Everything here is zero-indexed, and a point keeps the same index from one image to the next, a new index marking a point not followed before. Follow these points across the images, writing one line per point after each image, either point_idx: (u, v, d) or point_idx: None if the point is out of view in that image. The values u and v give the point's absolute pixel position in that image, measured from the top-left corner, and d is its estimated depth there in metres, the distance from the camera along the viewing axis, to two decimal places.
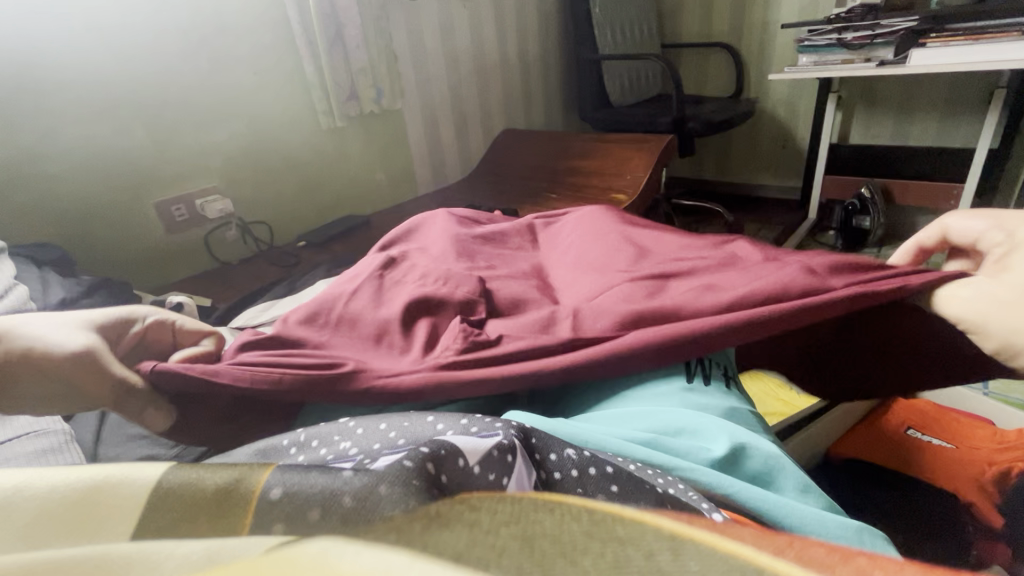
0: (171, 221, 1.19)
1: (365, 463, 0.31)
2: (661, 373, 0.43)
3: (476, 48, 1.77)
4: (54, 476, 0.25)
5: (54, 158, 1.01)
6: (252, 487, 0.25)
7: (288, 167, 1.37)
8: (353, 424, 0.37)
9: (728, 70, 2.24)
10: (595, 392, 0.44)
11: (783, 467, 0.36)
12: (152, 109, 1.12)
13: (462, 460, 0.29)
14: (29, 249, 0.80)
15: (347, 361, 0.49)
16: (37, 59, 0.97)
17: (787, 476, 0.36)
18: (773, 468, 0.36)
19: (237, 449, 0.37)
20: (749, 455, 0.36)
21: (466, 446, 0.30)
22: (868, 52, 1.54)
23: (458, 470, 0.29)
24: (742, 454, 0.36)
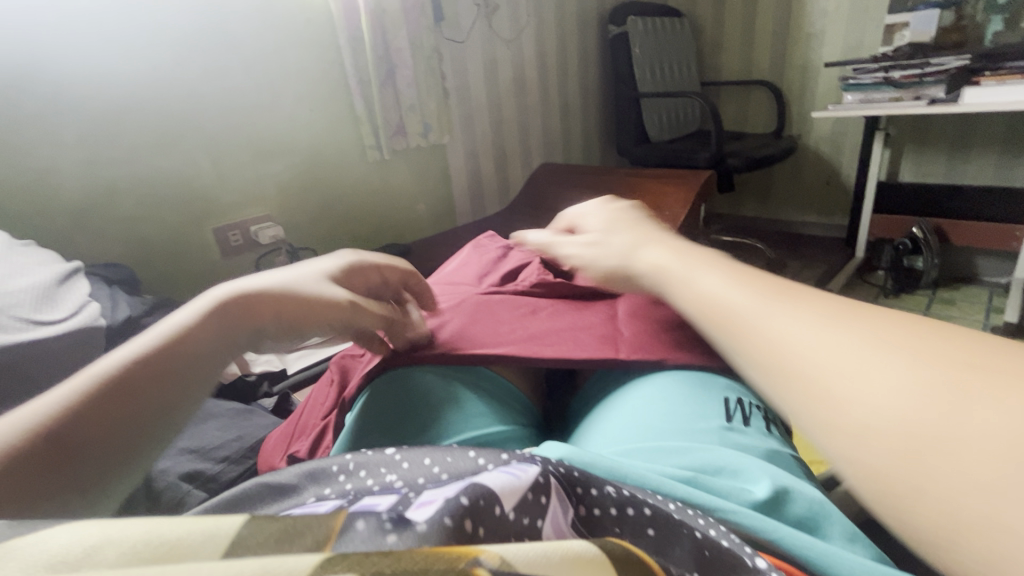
0: (227, 245, 1.25)
1: (410, 497, 0.32)
2: (702, 410, 0.41)
3: (518, 88, 1.84)
4: (140, 526, 0.23)
5: (126, 184, 1.09)
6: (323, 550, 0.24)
7: (336, 198, 1.44)
8: (397, 456, 0.37)
9: (769, 108, 2.23)
10: (630, 422, 0.42)
11: (831, 515, 0.34)
12: (216, 141, 1.21)
13: (498, 508, 0.29)
14: (100, 268, 0.86)
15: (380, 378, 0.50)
16: (122, 95, 1.07)
17: (835, 525, 0.34)
18: (820, 515, 0.34)
19: (286, 469, 0.39)
20: (793, 500, 0.34)
21: (500, 487, 0.29)
22: (918, 89, 1.51)
23: (495, 519, 0.28)
24: (787, 499, 0.34)
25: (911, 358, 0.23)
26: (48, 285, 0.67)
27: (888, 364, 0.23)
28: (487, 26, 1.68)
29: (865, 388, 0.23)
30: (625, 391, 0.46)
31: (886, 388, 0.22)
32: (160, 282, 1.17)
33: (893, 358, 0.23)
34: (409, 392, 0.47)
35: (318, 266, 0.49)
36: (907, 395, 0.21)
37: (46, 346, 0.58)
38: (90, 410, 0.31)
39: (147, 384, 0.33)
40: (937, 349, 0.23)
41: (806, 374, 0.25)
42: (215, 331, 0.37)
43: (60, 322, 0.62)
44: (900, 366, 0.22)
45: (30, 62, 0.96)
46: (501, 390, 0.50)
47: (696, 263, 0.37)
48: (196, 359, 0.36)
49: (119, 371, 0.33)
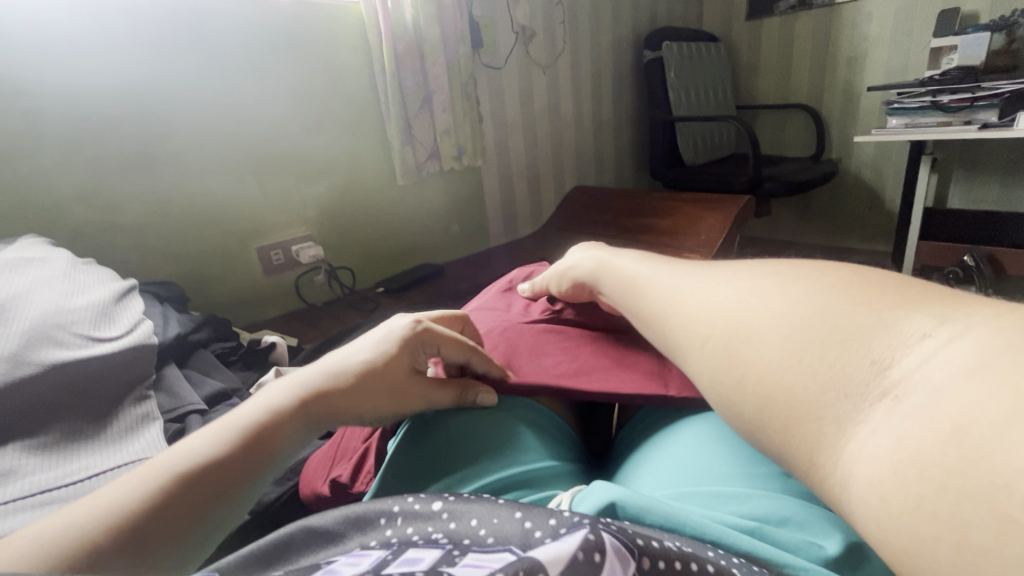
0: (269, 264, 1.29)
1: (453, 555, 0.32)
2: (760, 455, 0.39)
3: (552, 112, 1.86)
4: None
5: (177, 205, 1.14)
6: None
7: (374, 219, 1.47)
8: (440, 508, 0.36)
9: (807, 132, 2.19)
10: (684, 462, 0.40)
11: None
12: (263, 163, 1.25)
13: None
14: (153, 285, 0.90)
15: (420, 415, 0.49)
16: (174, 119, 1.11)
17: None
18: None
19: (329, 511, 0.38)
20: (870, 557, 0.32)
21: (547, 556, 0.28)
22: (969, 114, 1.46)
23: None
24: (863, 555, 0.32)
25: (804, 330, 0.26)
26: (106, 304, 0.70)
27: (789, 343, 0.26)
28: (523, 52, 1.71)
29: (759, 351, 0.27)
30: (675, 432, 0.44)
31: (769, 359, 0.26)
32: (206, 299, 1.21)
33: (793, 331, 0.26)
34: (450, 428, 0.46)
35: (387, 341, 0.49)
36: (795, 367, 0.25)
37: (103, 363, 0.60)
38: (183, 486, 0.35)
39: (230, 470, 0.37)
40: (828, 318, 0.26)
41: (736, 386, 0.28)
42: (294, 428, 0.41)
43: (117, 339, 0.64)
44: (788, 342, 0.26)
45: (98, 92, 1.02)
46: (547, 430, 0.48)
47: (665, 280, 0.41)
48: (275, 446, 0.40)
49: (196, 470, 0.36)
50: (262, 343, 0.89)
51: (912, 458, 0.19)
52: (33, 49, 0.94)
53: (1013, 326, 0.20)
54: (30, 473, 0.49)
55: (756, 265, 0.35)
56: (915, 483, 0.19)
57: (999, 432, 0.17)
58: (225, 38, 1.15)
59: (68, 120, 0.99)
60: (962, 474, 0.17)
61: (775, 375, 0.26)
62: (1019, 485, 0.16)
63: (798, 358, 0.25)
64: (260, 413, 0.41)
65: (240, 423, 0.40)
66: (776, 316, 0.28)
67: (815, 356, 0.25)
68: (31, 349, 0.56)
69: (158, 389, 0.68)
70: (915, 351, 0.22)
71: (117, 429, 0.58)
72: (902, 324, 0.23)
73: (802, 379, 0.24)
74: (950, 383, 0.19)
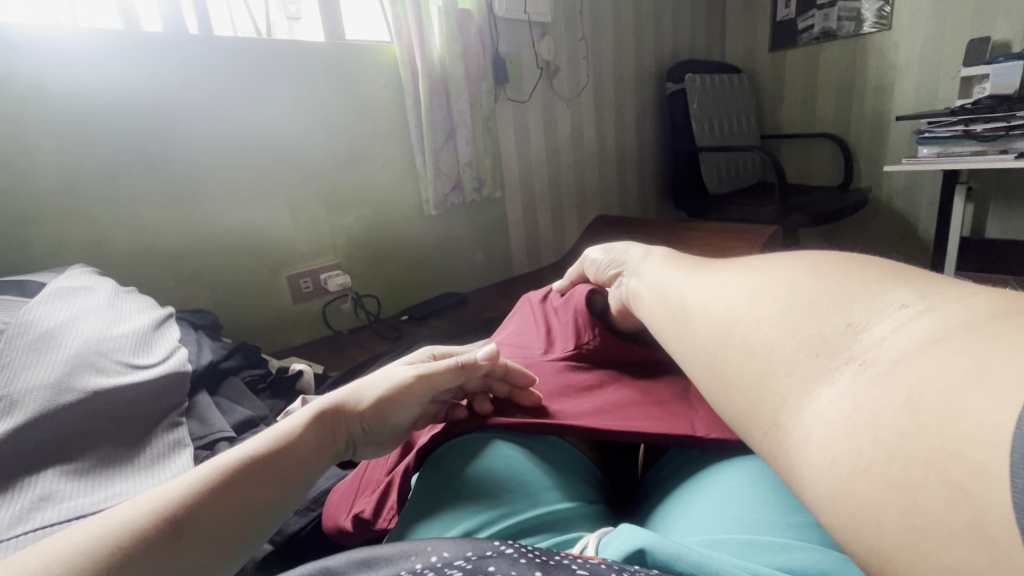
0: (299, 292, 1.32)
1: None
2: (795, 502, 0.38)
3: (576, 143, 1.89)
4: None
5: (212, 233, 1.18)
6: None
7: (401, 247, 1.50)
8: (454, 552, 0.35)
9: (835, 161, 2.16)
10: (716, 508, 0.39)
11: None
12: (295, 194, 1.30)
13: None
14: (188, 313, 0.93)
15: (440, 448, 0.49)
16: (212, 153, 1.17)
17: None
18: None
19: (347, 554, 0.38)
20: None
21: None
22: (1004, 143, 1.43)
23: None
24: None
25: (796, 297, 0.30)
26: (145, 331, 0.72)
27: (784, 301, 0.30)
28: (548, 86, 1.75)
29: (753, 316, 0.31)
30: (705, 478, 0.43)
31: (761, 314, 0.31)
32: (237, 326, 1.25)
33: (785, 294, 0.30)
34: (469, 461, 0.46)
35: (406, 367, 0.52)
36: (782, 318, 0.29)
37: (141, 390, 0.63)
38: (217, 492, 0.38)
39: (258, 483, 0.40)
40: (817, 285, 0.29)
41: (731, 354, 0.31)
42: (314, 446, 0.45)
43: (153, 366, 0.67)
44: (781, 301, 0.30)
45: (145, 127, 1.08)
46: (571, 471, 0.47)
47: (678, 279, 0.44)
48: (297, 465, 0.43)
49: (229, 477, 0.39)
50: (289, 370, 0.90)
51: (868, 423, 0.22)
52: (90, 92, 1.01)
53: (974, 305, 0.23)
54: (65, 498, 0.50)
55: (762, 255, 0.38)
56: (870, 447, 0.21)
57: (948, 399, 0.19)
58: (264, 77, 1.21)
59: (116, 153, 1.05)
60: (915, 438, 0.20)
61: (761, 328, 0.30)
62: (963, 449, 0.18)
63: (789, 311, 0.29)
64: (287, 432, 0.44)
65: (272, 439, 0.43)
66: (775, 286, 0.31)
67: (799, 307, 0.29)
68: (73, 375, 0.58)
69: (190, 415, 0.69)
70: (889, 320, 0.25)
71: (150, 455, 0.59)
72: (886, 296, 0.26)
73: (783, 331, 0.29)
74: (912, 354, 0.22)
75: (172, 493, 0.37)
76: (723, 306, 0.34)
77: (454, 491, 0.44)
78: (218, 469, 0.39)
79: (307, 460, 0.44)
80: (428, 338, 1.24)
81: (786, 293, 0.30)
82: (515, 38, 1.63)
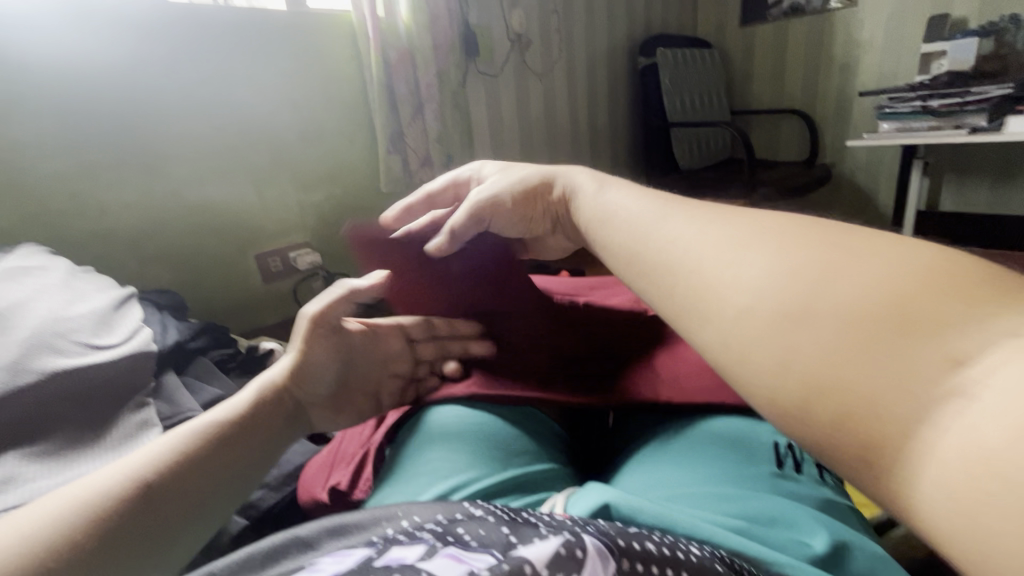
0: (268, 271, 1.30)
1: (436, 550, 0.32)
2: (752, 457, 0.41)
3: (548, 118, 1.88)
4: None
5: (173, 211, 1.14)
6: None
7: (371, 225, 1.48)
8: (429, 511, 0.37)
9: (800, 137, 2.21)
10: (674, 463, 0.41)
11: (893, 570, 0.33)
12: (260, 172, 1.26)
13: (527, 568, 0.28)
14: (152, 293, 0.90)
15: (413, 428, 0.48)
16: (172, 128, 1.12)
17: None
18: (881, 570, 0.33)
19: (317, 521, 0.40)
20: (853, 553, 0.33)
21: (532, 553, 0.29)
22: (959, 119, 1.48)
23: None
24: (845, 552, 0.33)
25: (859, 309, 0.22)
26: (105, 311, 0.70)
27: (845, 314, 0.22)
28: (519, 59, 1.73)
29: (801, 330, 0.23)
30: (670, 437, 0.45)
31: (816, 332, 0.22)
32: (204, 307, 1.22)
33: (842, 305, 0.22)
34: (439, 432, 0.46)
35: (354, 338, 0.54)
36: (846, 342, 0.21)
37: (104, 371, 0.61)
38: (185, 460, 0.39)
39: (227, 448, 0.41)
40: (893, 293, 0.21)
41: (786, 357, 0.23)
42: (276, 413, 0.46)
43: (117, 346, 0.65)
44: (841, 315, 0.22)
45: (99, 98, 1.02)
46: (540, 433, 0.49)
47: (659, 237, 0.34)
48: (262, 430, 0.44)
49: (193, 449, 0.39)
50: (260, 349, 0.89)
51: (967, 482, 0.17)
52: (31, 65, 0.95)
53: None
54: (30, 480, 0.49)
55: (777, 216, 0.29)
56: (964, 504, 0.17)
57: None
58: (220, 48, 1.16)
59: (68, 127, 1.00)
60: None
61: (816, 357, 0.22)
62: None
63: (850, 329, 0.21)
64: (249, 401, 0.46)
65: (233, 408, 0.45)
66: (820, 284, 0.24)
67: (865, 326, 0.21)
68: (31, 357, 0.56)
69: (158, 395, 0.68)
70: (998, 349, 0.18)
71: (117, 436, 0.58)
72: (989, 317, 0.19)
73: (850, 362, 0.21)
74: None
75: (133, 463, 0.37)
76: (752, 303, 0.25)
77: (428, 460, 0.44)
78: (174, 443, 0.40)
79: (271, 425, 0.46)
80: None
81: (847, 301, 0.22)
82: (485, 10, 1.59)
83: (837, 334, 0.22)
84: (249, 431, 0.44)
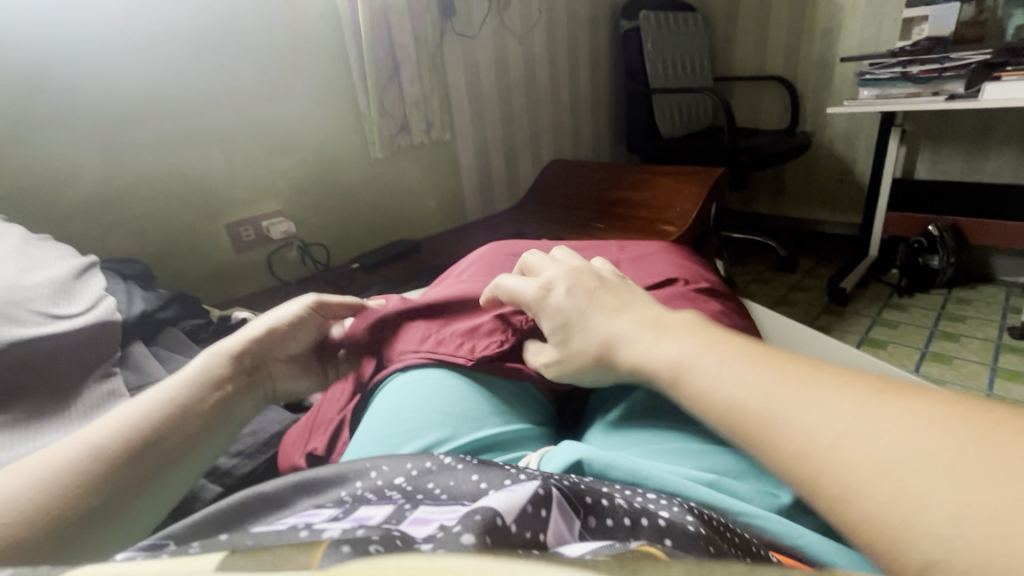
0: (239, 241, 1.26)
1: (403, 509, 0.33)
2: None
3: (529, 83, 1.83)
4: None
5: (138, 178, 1.10)
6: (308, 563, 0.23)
7: (348, 193, 1.44)
8: (403, 463, 0.38)
9: (782, 104, 2.20)
10: (651, 411, 0.42)
11: None
12: (227, 136, 1.21)
13: (500, 519, 0.28)
14: (116, 262, 0.87)
15: (390, 390, 0.48)
16: (129, 87, 1.06)
17: None
18: None
19: (277, 478, 0.40)
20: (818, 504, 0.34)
21: (501, 505, 0.29)
22: (937, 85, 1.48)
23: (501, 530, 0.27)
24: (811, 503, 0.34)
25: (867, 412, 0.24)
26: (65, 280, 0.67)
27: (856, 417, 0.24)
28: (498, 20, 1.67)
29: (816, 430, 0.25)
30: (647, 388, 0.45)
31: (828, 426, 0.24)
32: (174, 277, 1.18)
33: (861, 407, 0.24)
34: (415, 394, 0.46)
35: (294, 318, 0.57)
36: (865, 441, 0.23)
37: (65, 340, 0.59)
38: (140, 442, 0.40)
39: (181, 428, 0.43)
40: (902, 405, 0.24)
41: (837, 477, 0.23)
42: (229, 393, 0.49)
43: (78, 315, 0.63)
44: (851, 417, 0.24)
45: (49, 54, 0.97)
46: (517, 389, 0.48)
47: (666, 336, 0.36)
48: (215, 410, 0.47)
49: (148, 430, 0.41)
50: (233, 319, 0.87)
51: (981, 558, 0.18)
52: None
53: None
54: None
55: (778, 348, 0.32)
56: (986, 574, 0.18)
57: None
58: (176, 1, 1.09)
59: (17, 85, 0.95)
60: None
61: (834, 450, 0.24)
62: None
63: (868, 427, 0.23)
64: (201, 381, 0.48)
65: (186, 386, 0.47)
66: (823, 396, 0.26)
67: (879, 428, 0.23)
68: None
69: (126, 365, 0.66)
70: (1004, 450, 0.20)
71: (83, 406, 0.57)
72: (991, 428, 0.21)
73: (868, 459, 0.22)
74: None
75: (90, 442, 0.39)
76: (759, 407, 0.27)
77: (404, 420, 0.44)
78: (131, 426, 0.41)
79: (226, 407, 0.48)
80: (379, 286, 1.22)
81: (856, 414, 0.24)
82: None
83: (851, 440, 0.23)
84: (202, 413, 0.46)
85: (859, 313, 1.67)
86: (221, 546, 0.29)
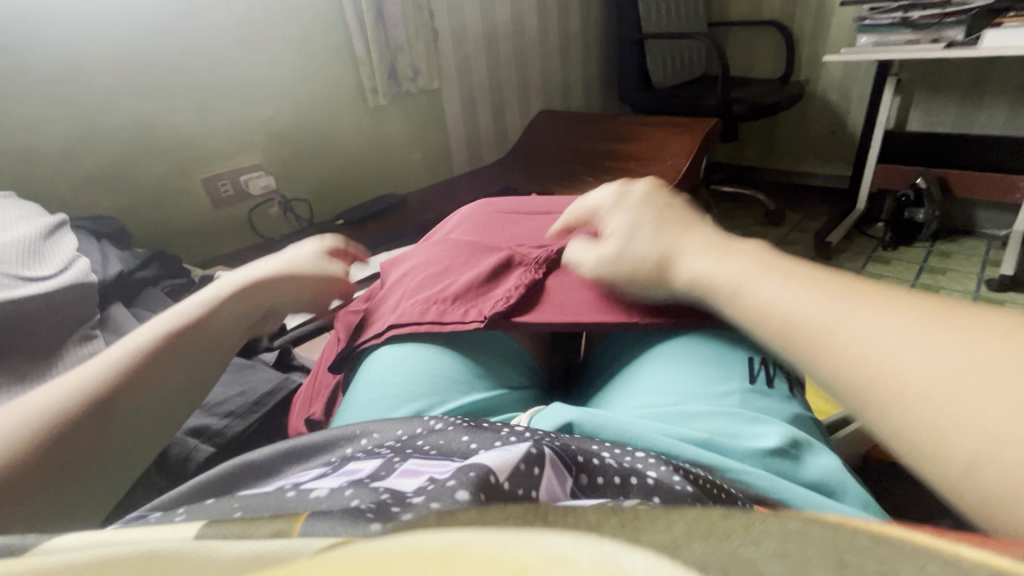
0: (217, 196, 1.21)
1: (393, 462, 0.34)
2: (723, 370, 0.41)
3: (516, 27, 1.74)
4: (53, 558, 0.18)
5: (107, 131, 1.04)
6: (290, 532, 0.22)
7: (329, 146, 1.38)
8: (393, 428, 0.38)
9: (778, 51, 2.13)
10: (646, 380, 0.42)
11: (849, 479, 0.34)
12: (197, 84, 1.14)
13: (493, 477, 0.28)
14: (87, 220, 0.83)
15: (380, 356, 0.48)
16: (86, 28, 0.99)
17: (852, 487, 0.34)
18: (839, 477, 0.34)
19: (269, 445, 0.40)
20: (810, 463, 0.34)
21: (494, 462, 0.29)
22: (936, 32, 1.44)
23: (493, 488, 0.28)
24: (804, 461, 0.34)
25: (924, 331, 0.24)
26: (33, 241, 0.64)
27: (917, 332, 0.25)
28: None
29: (871, 349, 0.26)
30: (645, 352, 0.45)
31: (884, 344, 0.25)
32: (150, 235, 1.14)
33: (918, 327, 0.25)
34: (403, 359, 0.46)
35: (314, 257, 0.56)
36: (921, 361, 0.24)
37: (38, 303, 0.57)
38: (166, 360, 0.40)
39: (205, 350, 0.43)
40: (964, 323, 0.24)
41: (888, 391, 0.24)
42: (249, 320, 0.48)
43: (50, 278, 0.61)
44: (909, 334, 0.25)
45: None
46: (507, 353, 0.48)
47: (727, 259, 0.37)
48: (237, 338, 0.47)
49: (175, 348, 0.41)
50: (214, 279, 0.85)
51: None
52: None
53: None
54: None
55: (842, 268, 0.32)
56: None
57: None
58: None
59: None
60: None
61: (886, 368, 0.25)
62: None
63: (924, 346, 0.24)
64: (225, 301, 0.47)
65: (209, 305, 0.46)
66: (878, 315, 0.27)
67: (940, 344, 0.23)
68: None
69: (105, 328, 0.65)
70: None
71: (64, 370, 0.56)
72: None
73: (922, 377, 0.23)
74: None
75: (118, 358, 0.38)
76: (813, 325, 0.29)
77: (392, 384, 0.44)
78: (144, 351, 0.40)
79: (246, 335, 0.48)
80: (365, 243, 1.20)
81: (915, 328, 0.25)
82: None
83: (906, 355, 0.24)
84: (227, 338, 0.45)
85: (844, 266, 1.68)
86: (206, 512, 0.30)
